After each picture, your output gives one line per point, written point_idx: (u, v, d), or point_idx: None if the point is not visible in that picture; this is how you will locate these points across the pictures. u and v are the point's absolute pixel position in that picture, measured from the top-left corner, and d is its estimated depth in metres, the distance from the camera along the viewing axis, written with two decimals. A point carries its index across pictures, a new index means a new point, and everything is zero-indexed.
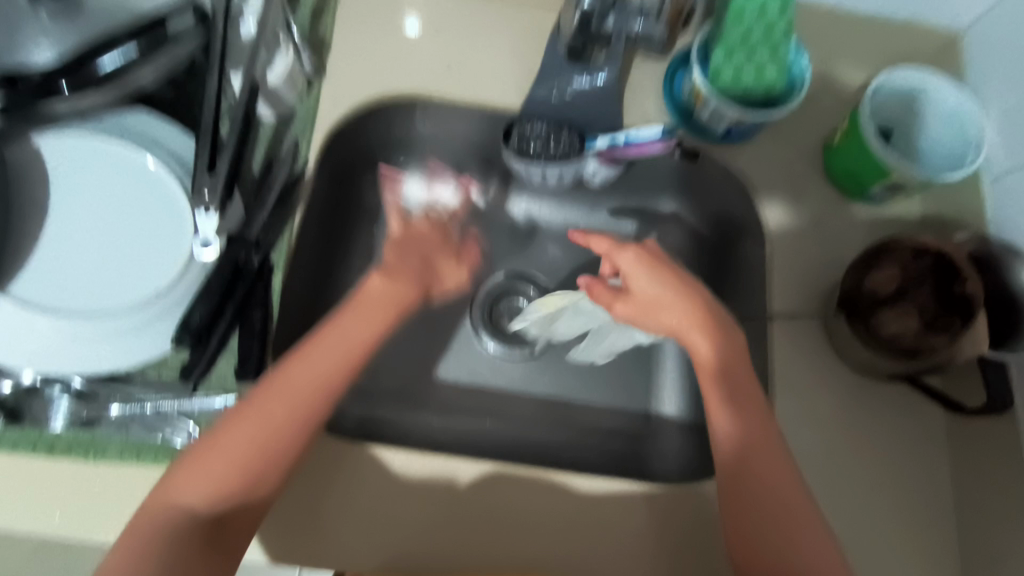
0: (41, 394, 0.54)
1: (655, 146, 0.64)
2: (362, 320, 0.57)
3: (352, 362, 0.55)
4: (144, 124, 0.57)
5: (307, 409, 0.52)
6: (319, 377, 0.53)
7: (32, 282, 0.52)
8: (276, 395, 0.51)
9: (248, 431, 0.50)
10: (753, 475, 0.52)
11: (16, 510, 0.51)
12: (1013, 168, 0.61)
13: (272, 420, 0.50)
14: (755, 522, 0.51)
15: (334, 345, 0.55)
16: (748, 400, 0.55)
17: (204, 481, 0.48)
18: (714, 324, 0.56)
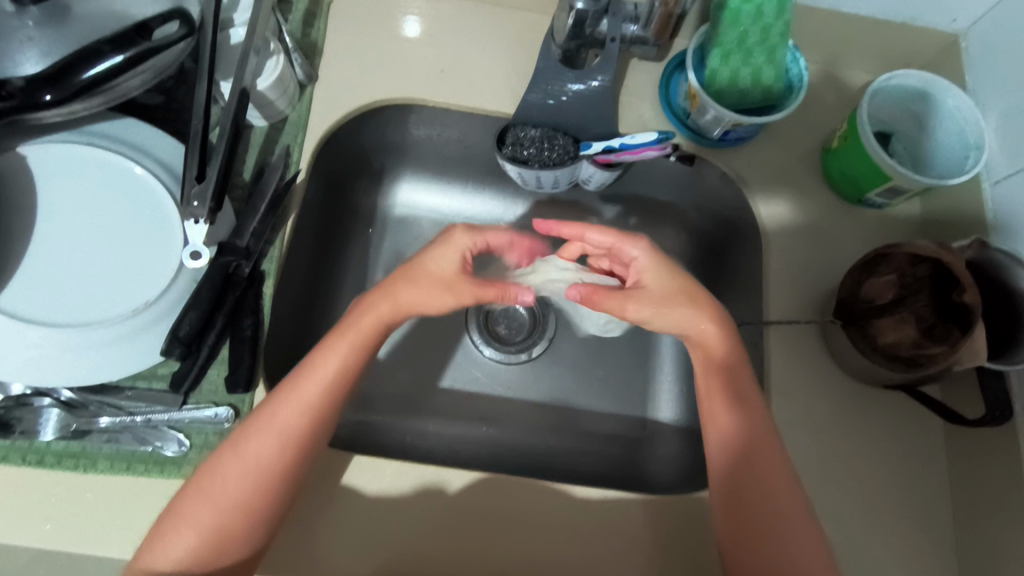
0: (30, 405, 0.53)
1: (651, 151, 0.63)
2: (327, 353, 0.52)
3: (316, 402, 0.51)
4: (134, 131, 0.56)
5: (273, 456, 0.50)
6: (284, 422, 0.50)
7: (20, 293, 0.51)
8: (243, 444, 0.50)
9: (224, 483, 0.49)
10: (748, 479, 0.52)
11: (6, 521, 0.51)
12: (1015, 172, 0.60)
13: (238, 472, 0.49)
14: (751, 529, 0.50)
15: (305, 380, 0.51)
16: (747, 400, 0.54)
17: (173, 540, 0.47)
18: (716, 318, 0.55)
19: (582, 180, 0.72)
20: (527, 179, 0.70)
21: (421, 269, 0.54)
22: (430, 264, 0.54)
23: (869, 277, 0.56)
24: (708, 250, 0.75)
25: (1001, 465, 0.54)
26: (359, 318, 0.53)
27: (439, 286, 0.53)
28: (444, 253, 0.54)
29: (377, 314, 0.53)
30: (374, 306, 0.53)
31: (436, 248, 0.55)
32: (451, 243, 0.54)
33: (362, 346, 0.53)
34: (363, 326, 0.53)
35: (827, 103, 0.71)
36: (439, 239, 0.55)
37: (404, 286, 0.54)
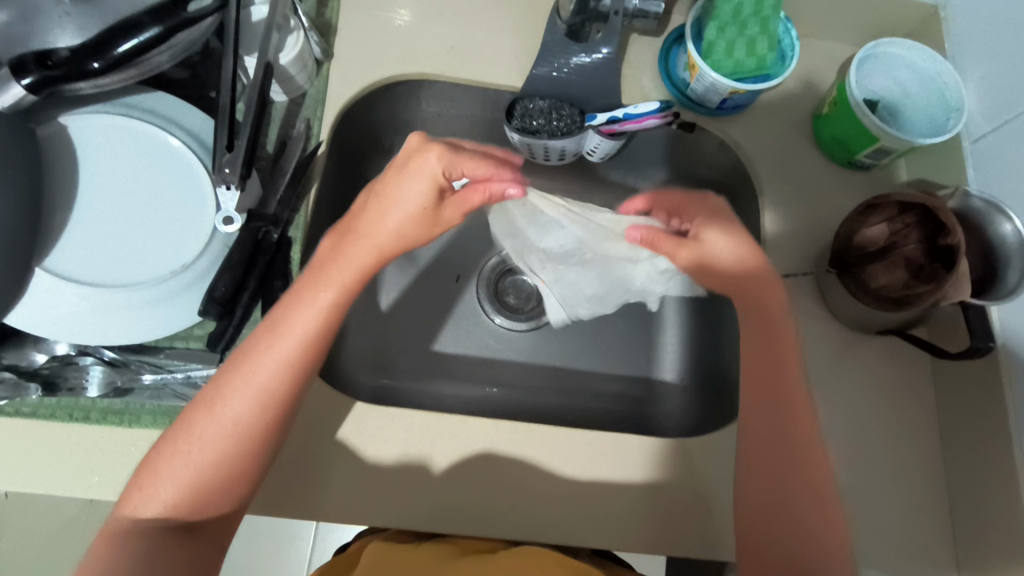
0: (76, 364, 0.56)
1: (652, 120, 0.68)
2: (303, 306, 0.52)
3: (293, 357, 0.51)
4: (164, 104, 0.59)
5: (254, 412, 0.50)
6: (260, 380, 0.50)
7: (65, 256, 0.54)
8: (218, 401, 0.50)
9: (201, 437, 0.49)
10: (766, 428, 0.56)
11: (55, 474, 0.53)
12: (993, 130, 0.64)
13: (217, 429, 0.49)
14: (773, 470, 0.55)
15: (281, 334, 0.52)
16: (782, 360, 0.57)
17: (151, 494, 0.47)
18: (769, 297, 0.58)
19: (587, 150, 0.76)
20: (534, 149, 0.73)
21: (382, 191, 0.55)
22: (401, 196, 0.54)
23: (861, 227, 0.60)
24: None
25: (985, 397, 0.59)
26: (337, 266, 0.54)
27: (416, 217, 0.54)
28: (414, 185, 0.54)
29: (358, 265, 0.54)
30: (354, 256, 0.54)
31: (403, 177, 0.54)
32: (421, 170, 0.53)
33: (342, 297, 0.54)
34: (342, 277, 0.54)
35: (816, 72, 0.75)
36: (415, 166, 0.54)
37: (365, 217, 0.55)
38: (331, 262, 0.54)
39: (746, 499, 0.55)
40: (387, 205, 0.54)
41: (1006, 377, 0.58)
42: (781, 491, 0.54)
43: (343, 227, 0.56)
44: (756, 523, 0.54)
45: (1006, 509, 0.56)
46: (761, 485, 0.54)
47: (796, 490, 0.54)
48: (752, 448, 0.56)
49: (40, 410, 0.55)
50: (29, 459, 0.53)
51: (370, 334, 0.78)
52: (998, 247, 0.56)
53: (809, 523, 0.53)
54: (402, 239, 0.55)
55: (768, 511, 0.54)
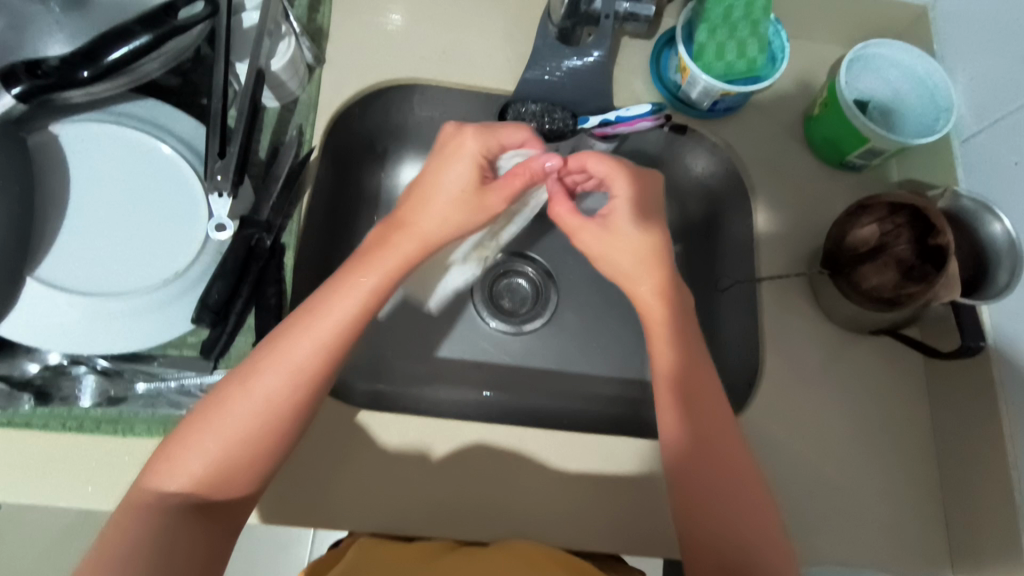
0: (68, 373, 0.56)
1: (644, 122, 0.68)
2: (345, 290, 0.53)
3: (331, 342, 0.52)
4: (156, 111, 0.59)
5: (286, 393, 0.50)
6: (298, 360, 0.50)
7: (58, 266, 0.54)
8: (255, 377, 0.50)
9: (230, 415, 0.49)
10: (699, 459, 0.54)
11: (47, 484, 0.53)
12: (982, 130, 0.65)
13: (248, 405, 0.49)
14: (715, 495, 0.53)
15: (322, 315, 0.52)
16: (706, 386, 0.57)
17: (177, 469, 0.47)
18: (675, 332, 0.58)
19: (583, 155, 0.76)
20: None
21: (431, 180, 0.57)
22: (448, 180, 0.57)
23: (851, 229, 0.60)
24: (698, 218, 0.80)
25: (978, 395, 0.60)
26: (382, 254, 0.55)
27: (461, 200, 0.57)
28: (460, 165, 0.57)
29: (400, 252, 0.55)
30: (399, 244, 0.55)
31: (449, 162, 0.57)
32: (463, 153, 0.57)
33: (384, 287, 0.54)
34: (386, 264, 0.55)
35: (806, 73, 0.75)
36: (458, 152, 0.57)
37: (412, 207, 0.57)
38: (377, 250, 0.55)
39: (691, 530, 0.53)
40: (432, 190, 0.57)
41: (997, 375, 0.58)
42: (730, 496, 0.53)
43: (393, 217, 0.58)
44: (701, 530, 0.53)
45: (1000, 507, 0.57)
46: (693, 490, 0.54)
47: (733, 494, 0.53)
48: (689, 457, 0.54)
49: (32, 420, 0.54)
50: (22, 472, 0.53)
51: (365, 339, 0.78)
52: (989, 246, 0.56)
53: (753, 529, 0.52)
54: (449, 224, 0.57)
55: (718, 514, 0.53)
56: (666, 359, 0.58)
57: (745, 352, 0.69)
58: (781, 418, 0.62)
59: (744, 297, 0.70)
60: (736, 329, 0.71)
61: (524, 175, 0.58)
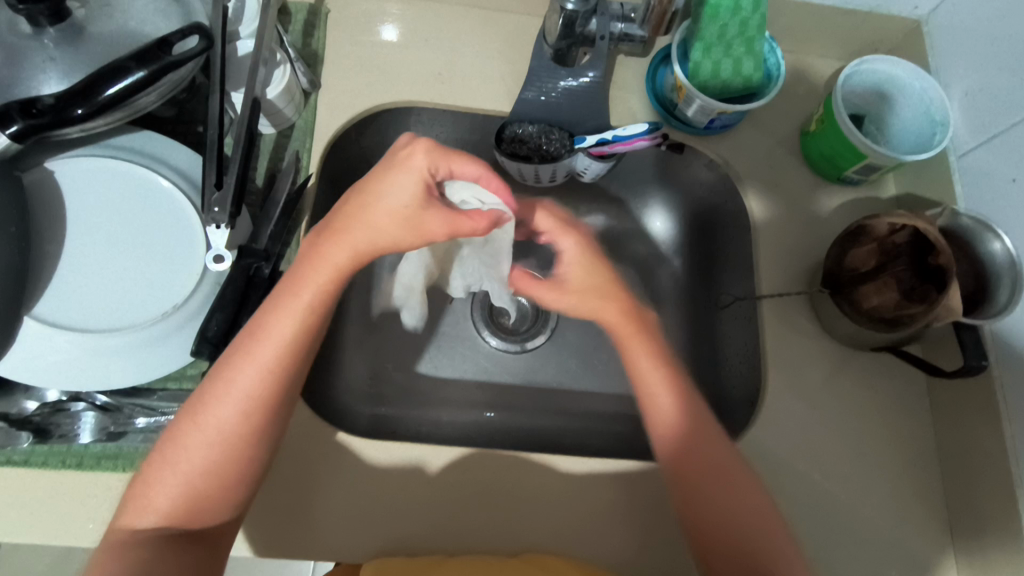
0: (67, 410, 0.55)
1: (643, 142, 0.68)
2: (284, 309, 0.51)
3: (274, 362, 0.50)
4: (151, 143, 0.59)
5: (239, 419, 0.49)
6: (244, 387, 0.49)
7: (55, 302, 0.53)
8: (201, 408, 0.49)
9: (188, 448, 0.48)
10: (703, 464, 0.54)
11: (49, 522, 0.53)
12: (978, 146, 0.65)
13: (202, 438, 0.48)
14: (721, 519, 0.53)
15: (262, 337, 0.51)
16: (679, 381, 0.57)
17: (146, 506, 0.47)
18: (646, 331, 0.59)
19: (578, 172, 0.76)
20: (525, 173, 0.74)
21: (370, 193, 0.51)
22: (388, 198, 0.51)
23: (851, 249, 0.60)
24: (695, 234, 0.80)
25: (983, 413, 0.60)
26: (317, 266, 0.52)
27: (400, 219, 0.51)
28: (403, 181, 0.51)
29: (332, 265, 0.52)
30: (331, 256, 0.52)
31: (393, 172, 0.51)
32: (408, 167, 0.51)
33: (323, 298, 0.52)
34: (319, 278, 0.52)
35: (801, 89, 0.76)
36: (399, 164, 0.51)
37: (348, 213, 0.52)
38: (311, 261, 0.52)
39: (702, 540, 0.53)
40: (370, 204, 0.51)
41: (1002, 392, 0.58)
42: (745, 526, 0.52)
43: (324, 225, 0.54)
44: (720, 542, 0.52)
45: (1009, 526, 0.56)
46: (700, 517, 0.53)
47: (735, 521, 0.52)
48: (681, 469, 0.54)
49: (32, 458, 0.54)
50: (23, 511, 0.53)
51: (366, 363, 0.77)
52: (990, 265, 0.56)
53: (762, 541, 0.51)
54: (387, 244, 0.52)
55: (718, 546, 0.52)
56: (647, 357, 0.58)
57: (747, 371, 0.69)
58: (785, 438, 0.62)
59: (744, 315, 0.70)
60: (738, 346, 0.71)
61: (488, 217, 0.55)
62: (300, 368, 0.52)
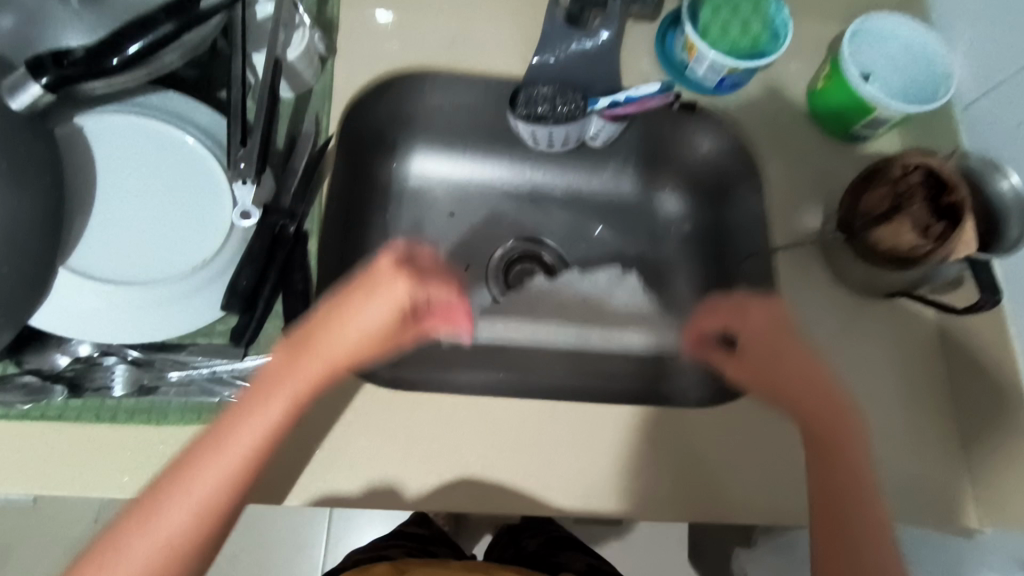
0: (99, 365, 0.55)
1: (656, 100, 0.69)
2: (253, 415, 0.49)
3: (238, 474, 0.48)
4: (173, 102, 0.59)
5: (193, 532, 0.47)
6: (201, 499, 0.47)
7: (89, 256, 0.54)
8: (151, 518, 0.46)
9: (130, 558, 0.45)
10: (839, 531, 0.53)
11: (87, 474, 0.53)
12: (984, 95, 0.67)
13: (148, 545, 0.46)
14: None
15: (227, 443, 0.48)
16: (850, 435, 0.56)
17: None
18: (828, 406, 0.56)
19: (589, 136, 0.78)
20: (539, 136, 0.75)
21: (346, 312, 0.51)
22: (360, 319, 0.51)
23: (865, 193, 0.62)
24: (704, 199, 0.83)
25: (994, 348, 0.62)
26: (289, 380, 0.50)
27: (381, 343, 0.52)
28: (380, 314, 0.51)
29: (307, 383, 0.50)
30: (308, 372, 0.50)
31: (372, 299, 0.51)
32: (388, 293, 0.51)
33: (289, 412, 0.49)
34: (294, 389, 0.50)
35: (808, 49, 0.77)
36: (381, 291, 0.51)
37: (323, 322, 0.51)
38: (281, 376, 0.50)
39: None
40: (345, 323, 0.51)
41: (1013, 328, 0.61)
42: None
43: (295, 338, 0.51)
44: None
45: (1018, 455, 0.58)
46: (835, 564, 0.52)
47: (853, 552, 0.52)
48: (817, 516, 0.54)
49: (66, 412, 0.54)
50: (60, 461, 0.53)
51: None
52: (996, 203, 0.57)
53: None
54: (359, 360, 0.52)
55: None
56: (859, 476, 0.54)
57: None
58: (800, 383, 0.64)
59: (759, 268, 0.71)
60: None
61: (447, 317, 0.57)
62: (258, 475, 0.50)
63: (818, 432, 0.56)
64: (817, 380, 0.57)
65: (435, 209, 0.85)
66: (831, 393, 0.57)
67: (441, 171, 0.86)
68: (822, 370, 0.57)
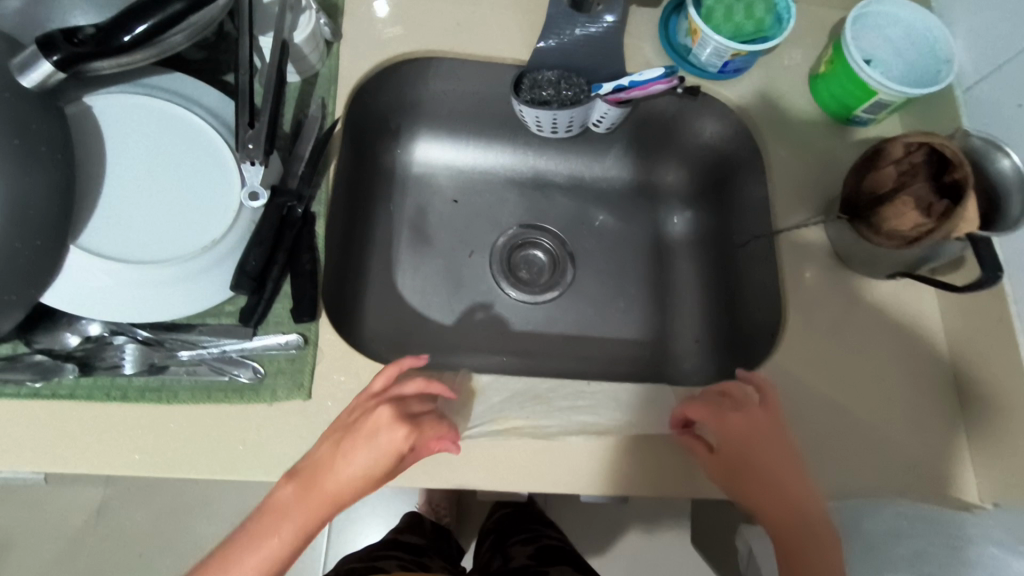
0: (109, 344, 0.56)
1: (659, 85, 0.69)
2: (256, 546, 0.49)
3: None
4: (182, 84, 0.59)
5: None
6: None
7: (100, 235, 0.54)
8: None
9: None
10: None
11: (98, 452, 0.53)
12: (985, 77, 0.68)
13: None
14: None
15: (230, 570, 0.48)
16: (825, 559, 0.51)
17: None
18: (804, 522, 0.52)
19: (592, 122, 0.78)
20: (544, 121, 0.76)
21: (351, 442, 0.51)
22: (355, 467, 0.50)
23: (869, 173, 0.63)
24: (704, 184, 0.84)
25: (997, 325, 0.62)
26: (292, 513, 0.49)
27: (381, 479, 0.52)
28: (380, 454, 0.51)
29: (309, 517, 0.50)
30: (312, 506, 0.50)
31: (372, 437, 0.51)
32: (388, 441, 0.51)
33: (294, 540, 0.49)
34: (296, 524, 0.49)
35: (810, 34, 0.78)
36: (382, 435, 0.51)
37: (327, 460, 0.51)
38: (285, 510, 0.49)
39: None
40: (349, 461, 0.51)
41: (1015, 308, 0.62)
42: None
43: (304, 471, 0.51)
44: None
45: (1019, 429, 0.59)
46: None
47: None
48: None
49: (77, 391, 0.54)
50: (70, 439, 0.53)
51: (390, 313, 0.79)
52: (998, 181, 0.58)
53: None
54: (362, 494, 0.52)
55: None
56: None
57: (765, 305, 0.71)
58: (803, 361, 0.65)
59: (762, 250, 0.72)
60: (754, 280, 0.73)
61: (439, 443, 0.54)
62: None
63: (790, 545, 0.52)
64: (796, 503, 0.53)
65: (439, 196, 0.86)
66: (814, 519, 0.53)
67: (443, 158, 0.86)
68: (796, 475, 0.54)
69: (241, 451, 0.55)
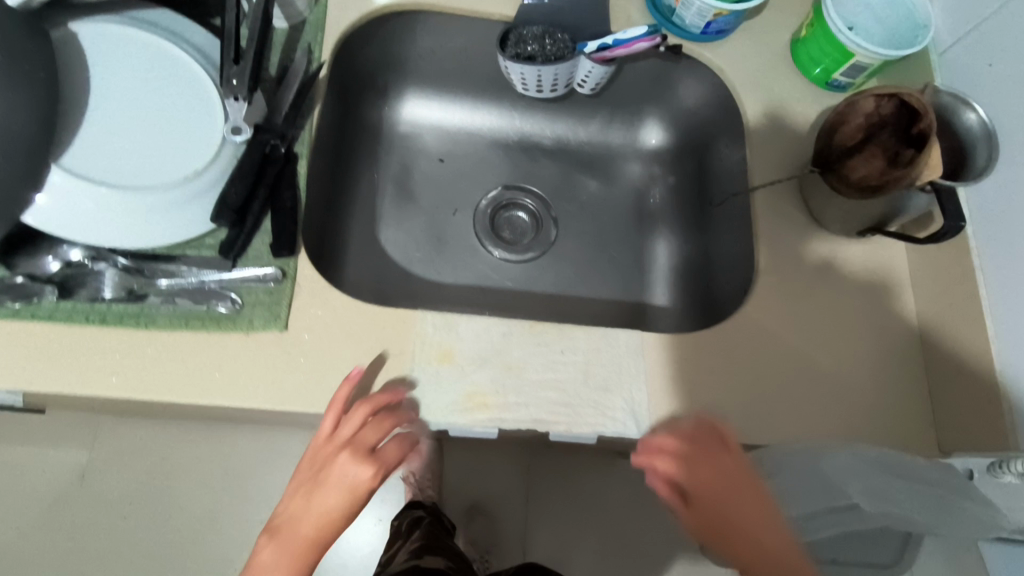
0: (90, 269, 0.57)
1: (642, 43, 0.70)
2: None
3: None
4: (170, 21, 0.61)
5: None
6: None
7: (81, 158, 0.55)
8: None
9: None
10: None
11: (74, 373, 0.54)
12: (958, 41, 0.69)
13: None
14: None
15: None
16: None
17: None
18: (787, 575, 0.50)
19: (578, 80, 0.79)
20: (529, 78, 0.77)
21: (316, 490, 0.54)
22: (328, 509, 0.54)
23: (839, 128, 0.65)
24: (683, 148, 0.86)
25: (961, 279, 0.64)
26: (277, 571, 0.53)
27: (352, 513, 0.55)
28: (345, 494, 0.54)
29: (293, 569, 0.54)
30: (294, 558, 0.54)
31: (335, 480, 0.54)
32: (350, 480, 0.54)
33: None
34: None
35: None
36: (342, 476, 0.54)
37: (298, 510, 0.55)
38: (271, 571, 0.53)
39: None
40: (318, 507, 0.54)
41: (976, 261, 0.64)
42: None
43: (281, 531, 0.55)
44: None
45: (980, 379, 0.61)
46: None
47: None
48: None
49: (55, 313, 0.55)
50: (46, 361, 0.54)
51: (373, 265, 0.80)
52: (963, 135, 0.60)
53: None
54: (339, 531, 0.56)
55: None
56: None
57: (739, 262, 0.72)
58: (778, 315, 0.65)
59: (739, 209, 0.73)
60: (730, 239, 0.75)
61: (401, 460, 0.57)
62: None
63: None
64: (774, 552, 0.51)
65: (424, 154, 0.87)
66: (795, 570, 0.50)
67: (430, 117, 0.87)
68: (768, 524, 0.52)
69: (216, 378, 0.56)
